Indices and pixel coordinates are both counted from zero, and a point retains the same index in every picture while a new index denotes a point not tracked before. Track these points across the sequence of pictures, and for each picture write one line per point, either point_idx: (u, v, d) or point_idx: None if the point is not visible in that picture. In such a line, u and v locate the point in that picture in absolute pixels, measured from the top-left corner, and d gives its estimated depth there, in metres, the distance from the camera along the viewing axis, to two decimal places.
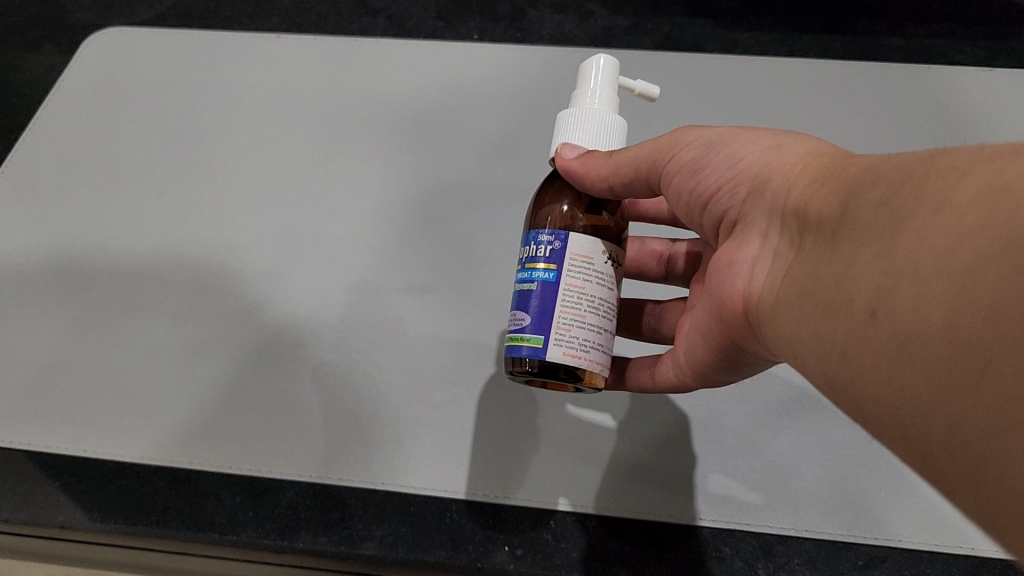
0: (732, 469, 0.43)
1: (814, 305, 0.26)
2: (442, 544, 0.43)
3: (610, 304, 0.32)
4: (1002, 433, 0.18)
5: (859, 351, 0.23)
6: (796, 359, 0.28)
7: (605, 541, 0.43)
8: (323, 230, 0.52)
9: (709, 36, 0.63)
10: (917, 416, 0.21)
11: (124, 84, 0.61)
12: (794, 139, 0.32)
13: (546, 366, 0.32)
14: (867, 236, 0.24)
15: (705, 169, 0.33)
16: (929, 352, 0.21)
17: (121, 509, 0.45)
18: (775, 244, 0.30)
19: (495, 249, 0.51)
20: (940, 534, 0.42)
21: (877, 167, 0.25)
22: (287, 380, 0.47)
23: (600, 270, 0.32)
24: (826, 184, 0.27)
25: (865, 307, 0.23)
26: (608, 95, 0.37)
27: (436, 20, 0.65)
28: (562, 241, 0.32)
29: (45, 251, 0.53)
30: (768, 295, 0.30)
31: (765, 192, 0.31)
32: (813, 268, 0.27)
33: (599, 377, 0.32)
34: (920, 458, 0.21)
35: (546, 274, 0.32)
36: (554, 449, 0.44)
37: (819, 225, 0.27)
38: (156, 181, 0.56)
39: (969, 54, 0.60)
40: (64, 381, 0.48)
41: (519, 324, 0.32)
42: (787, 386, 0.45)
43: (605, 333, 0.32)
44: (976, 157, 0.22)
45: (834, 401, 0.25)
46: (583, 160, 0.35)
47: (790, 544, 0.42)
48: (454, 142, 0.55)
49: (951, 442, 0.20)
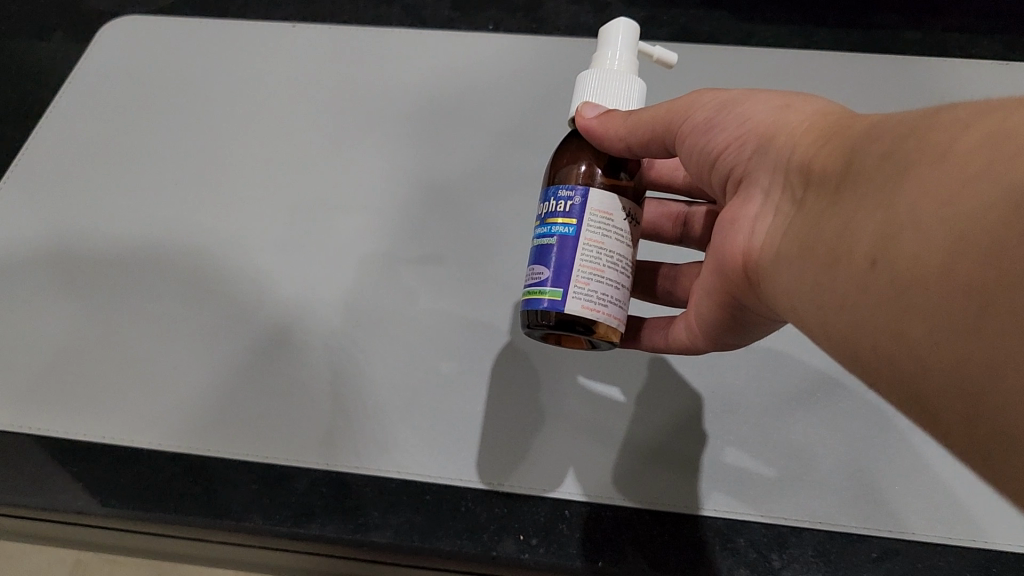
0: (746, 444, 0.44)
1: (814, 258, 0.26)
2: (457, 533, 0.43)
3: (626, 260, 0.33)
4: (1002, 373, 0.19)
5: (857, 301, 0.24)
6: (795, 314, 0.28)
7: (618, 532, 0.43)
8: (337, 218, 0.52)
9: (725, 27, 0.63)
10: (915, 361, 0.21)
11: (139, 70, 0.61)
12: (803, 99, 0.32)
13: (565, 319, 0.32)
14: (871, 187, 0.24)
15: (714, 128, 0.33)
16: (930, 298, 0.21)
17: (136, 495, 0.45)
18: (775, 201, 0.30)
19: (510, 237, 0.51)
20: (955, 527, 0.42)
21: (884, 122, 0.25)
22: (302, 365, 0.47)
23: (619, 227, 0.32)
24: (831, 139, 0.28)
25: (866, 257, 0.23)
26: (628, 58, 0.37)
27: (451, 10, 0.65)
28: (581, 197, 0.32)
29: (60, 237, 0.54)
30: (767, 252, 0.30)
31: (769, 151, 0.31)
32: (814, 222, 0.27)
33: (615, 332, 0.33)
34: (915, 403, 0.22)
35: (566, 229, 0.32)
36: (564, 425, 0.44)
37: (821, 180, 0.27)
38: (170, 167, 0.56)
39: (987, 48, 0.60)
40: (79, 366, 0.48)
41: (538, 277, 0.32)
42: (801, 375, 0.45)
43: (622, 289, 0.32)
44: (983, 109, 0.22)
45: (832, 352, 0.25)
46: (603, 120, 0.35)
47: (803, 536, 0.42)
48: (469, 130, 0.55)
49: (947, 384, 0.20)
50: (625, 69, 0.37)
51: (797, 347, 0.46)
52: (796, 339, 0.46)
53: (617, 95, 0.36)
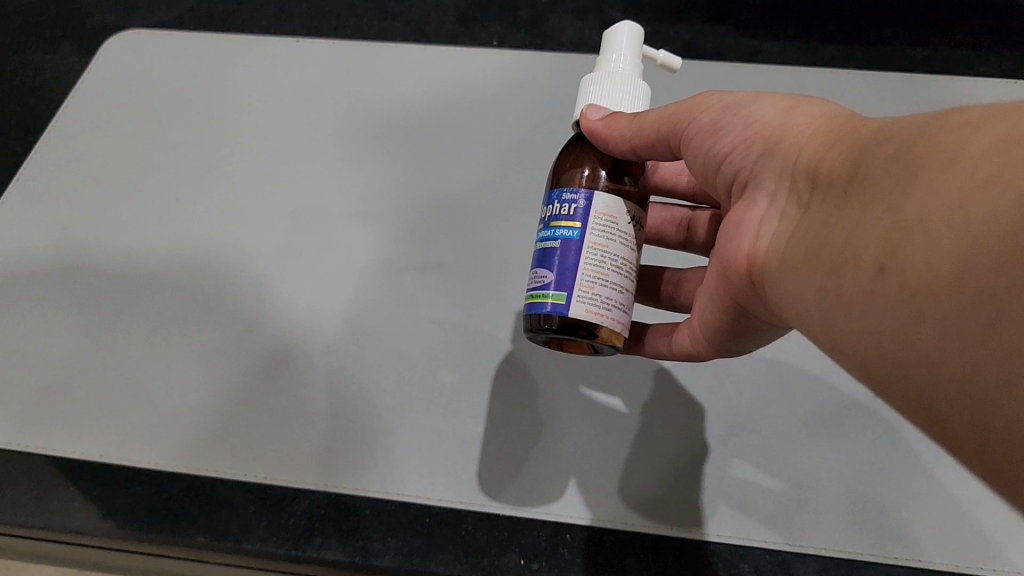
0: (753, 454, 0.43)
1: (819, 263, 0.26)
2: (456, 557, 0.43)
3: (631, 264, 0.32)
4: (1015, 381, 0.19)
5: (863, 306, 0.23)
6: (800, 320, 0.27)
7: (619, 556, 0.42)
8: (340, 234, 0.52)
9: (731, 44, 0.62)
10: (924, 368, 0.21)
11: (142, 85, 0.61)
12: (809, 103, 0.32)
13: (567, 323, 0.31)
14: (878, 191, 0.24)
15: (720, 131, 0.33)
16: (939, 304, 0.21)
17: (135, 516, 0.45)
18: (781, 205, 0.30)
19: (513, 255, 0.50)
20: (964, 553, 0.41)
21: (890, 126, 0.25)
22: (302, 383, 0.47)
23: (623, 230, 0.32)
24: (838, 144, 0.27)
25: (872, 263, 0.23)
26: (633, 61, 0.36)
27: (455, 25, 0.65)
28: (586, 200, 0.32)
29: (62, 254, 0.53)
30: (772, 256, 0.29)
31: (775, 154, 0.30)
32: (818, 227, 0.26)
33: (618, 337, 0.32)
34: (922, 410, 0.21)
35: (570, 232, 0.32)
36: (567, 443, 0.44)
37: (826, 184, 0.27)
38: (173, 184, 0.56)
39: (995, 65, 0.59)
40: (78, 382, 0.48)
41: (541, 281, 0.32)
42: (808, 396, 0.45)
43: (626, 293, 0.32)
44: (993, 111, 0.22)
45: (837, 358, 0.25)
46: (607, 122, 0.34)
47: (808, 562, 0.42)
48: (472, 147, 0.55)
49: (958, 393, 0.20)
50: (628, 74, 0.36)
51: (804, 368, 0.45)
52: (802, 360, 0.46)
53: (621, 99, 0.36)
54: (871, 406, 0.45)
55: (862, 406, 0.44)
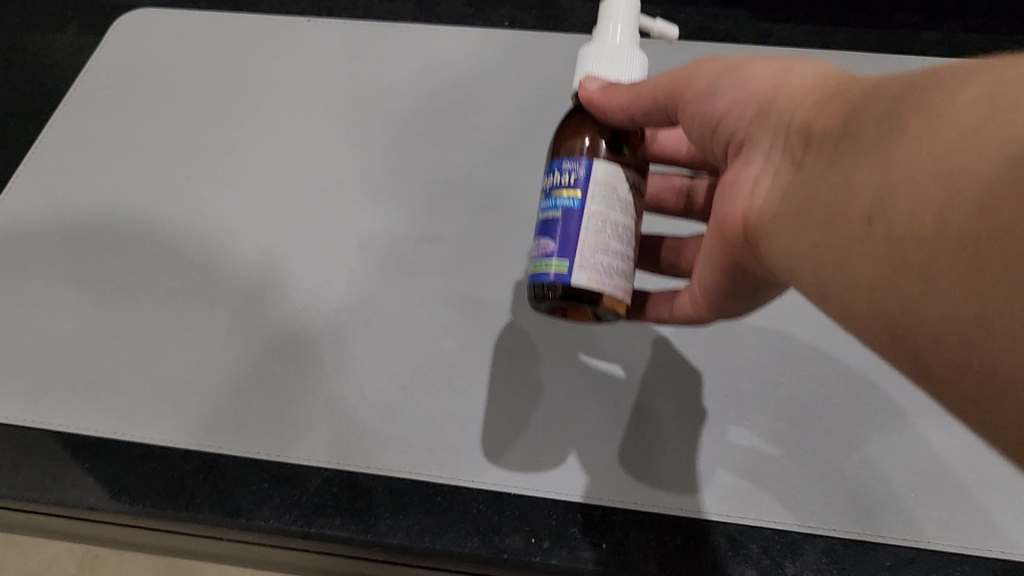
0: (759, 435, 0.43)
1: (810, 220, 0.26)
2: (468, 535, 0.43)
3: (631, 231, 0.32)
4: (1005, 317, 0.19)
5: (854, 264, 0.23)
6: (794, 278, 0.27)
7: (630, 536, 0.42)
8: (351, 212, 0.52)
9: (742, 27, 0.62)
10: (915, 315, 0.21)
11: (152, 64, 0.61)
12: (803, 64, 0.31)
13: (570, 292, 0.31)
14: (864, 149, 0.24)
15: (717, 95, 0.32)
16: (929, 252, 0.21)
17: (150, 492, 0.45)
18: (776, 164, 0.29)
19: (523, 237, 0.51)
20: (971, 535, 0.41)
21: (878, 83, 0.25)
22: (313, 362, 0.47)
23: (623, 198, 0.32)
24: (829, 102, 0.27)
25: (860, 219, 0.23)
26: (630, 29, 0.36)
27: (466, 7, 0.65)
28: (585, 168, 0.32)
29: (71, 232, 0.53)
30: (766, 215, 0.29)
31: (772, 113, 0.30)
32: (808, 187, 0.26)
33: (621, 304, 0.32)
34: (916, 360, 0.21)
35: (571, 201, 0.32)
36: (574, 421, 0.44)
37: (816, 143, 0.27)
38: (183, 163, 0.56)
39: (1007, 49, 0.59)
40: (89, 359, 0.48)
41: (543, 250, 0.32)
42: (816, 381, 0.45)
43: (628, 261, 0.32)
44: (976, 64, 0.22)
45: (832, 315, 0.25)
46: (605, 92, 0.34)
47: (817, 543, 0.41)
48: (482, 129, 0.55)
49: (949, 337, 0.20)
50: (626, 43, 0.36)
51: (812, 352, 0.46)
52: (811, 344, 0.46)
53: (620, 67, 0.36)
54: (880, 391, 0.45)
55: (870, 389, 0.45)
